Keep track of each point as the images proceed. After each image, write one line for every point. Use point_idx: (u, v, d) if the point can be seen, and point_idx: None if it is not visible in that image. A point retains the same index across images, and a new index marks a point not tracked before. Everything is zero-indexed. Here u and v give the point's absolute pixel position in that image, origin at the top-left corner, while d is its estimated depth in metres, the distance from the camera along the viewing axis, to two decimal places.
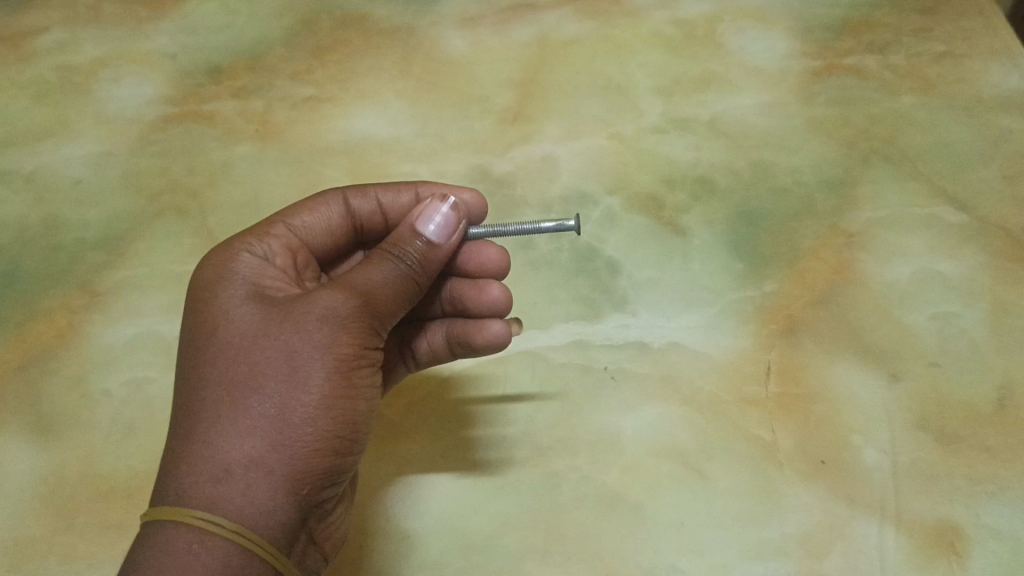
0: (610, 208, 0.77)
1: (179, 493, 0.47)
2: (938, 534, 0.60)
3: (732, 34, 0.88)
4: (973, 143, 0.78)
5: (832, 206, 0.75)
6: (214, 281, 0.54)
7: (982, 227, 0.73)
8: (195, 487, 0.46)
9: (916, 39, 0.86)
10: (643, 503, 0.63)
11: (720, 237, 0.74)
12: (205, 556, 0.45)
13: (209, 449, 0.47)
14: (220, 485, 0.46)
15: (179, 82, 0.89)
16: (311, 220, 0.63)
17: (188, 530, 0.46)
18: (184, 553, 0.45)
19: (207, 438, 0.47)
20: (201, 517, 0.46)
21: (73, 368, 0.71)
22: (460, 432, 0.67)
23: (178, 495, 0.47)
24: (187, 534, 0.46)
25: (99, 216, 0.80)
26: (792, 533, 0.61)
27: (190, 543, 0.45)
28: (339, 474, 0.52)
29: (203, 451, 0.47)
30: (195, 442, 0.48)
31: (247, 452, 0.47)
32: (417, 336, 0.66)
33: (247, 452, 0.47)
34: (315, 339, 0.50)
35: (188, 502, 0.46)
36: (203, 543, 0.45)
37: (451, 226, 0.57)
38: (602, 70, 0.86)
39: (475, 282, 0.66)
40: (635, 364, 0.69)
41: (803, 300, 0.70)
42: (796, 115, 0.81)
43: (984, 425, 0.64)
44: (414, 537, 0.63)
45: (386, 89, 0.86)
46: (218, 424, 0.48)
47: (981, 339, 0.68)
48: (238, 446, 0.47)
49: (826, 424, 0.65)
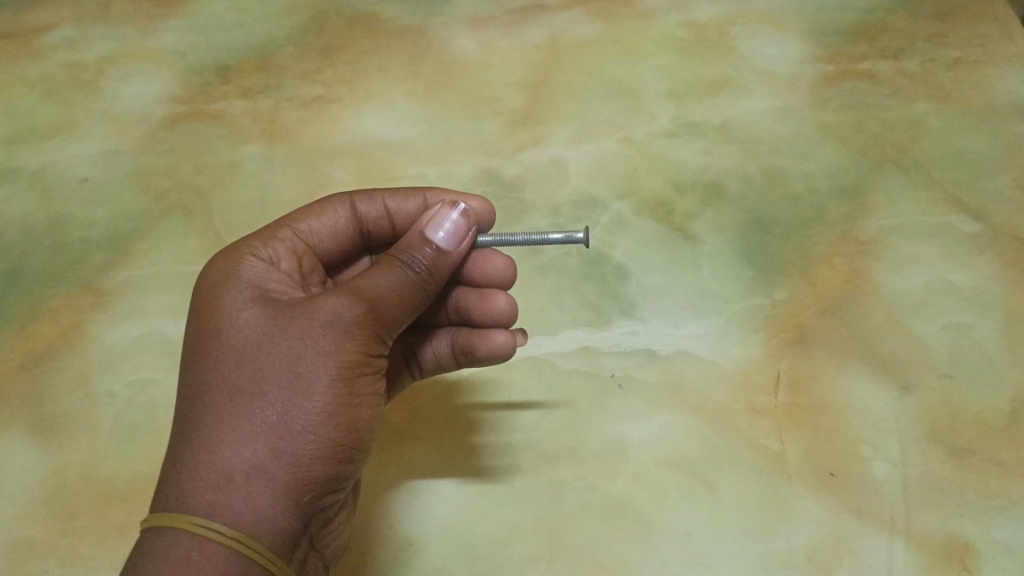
0: (619, 212, 0.76)
1: (179, 499, 0.46)
2: (949, 550, 0.59)
3: (744, 38, 0.87)
4: (987, 151, 0.77)
5: (843, 213, 0.74)
6: (219, 284, 0.54)
7: (995, 237, 0.72)
8: (195, 492, 0.46)
9: (930, 45, 0.84)
10: (649, 514, 0.62)
11: (731, 244, 0.74)
12: (204, 564, 0.45)
13: (211, 455, 0.47)
14: (221, 492, 0.46)
15: (187, 81, 0.88)
16: (318, 224, 0.62)
17: (188, 536, 0.45)
18: (183, 560, 0.45)
19: (208, 444, 0.47)
20: (201, 523, 0.45)
21: (77, 368, 0.71)
22: (465, 439, 0.67)
23: (178, 502, 0.46)
24: (186, 541, 0.45)
25: (105, 215, 0.80)
26: (800, 546, 0.60)
27: (189, 550, 0.45)
28: (342, 482, 0.51)
29: (205, 458, 0.47)
30: (196, 447, 0.47)
31: (248, 459, 0.47)
32: (423, 344, 0.66)
33: (249, 459, 0.47)
34: (319, 346, 0.49)
35: (188, 508, 0.46)
36: (202, 550, 0.45)
37: (461, 233, 0.57)
38: (613, 73, 0.85)
39: (481, 291, 0.65)
40: (643, 372, 0.68)
41: (813, 309, 0.69)
42: (808, 121, 0.80)
43: (995, 438, 0.63)
44: (417, 544, 0.62)
45: (395, 90, 0.86)
46: (220, 430, 0.47)
47: (993, 351, 0.67)
48: (240, 452, 0.47)
49: (835, 435, 0.64)
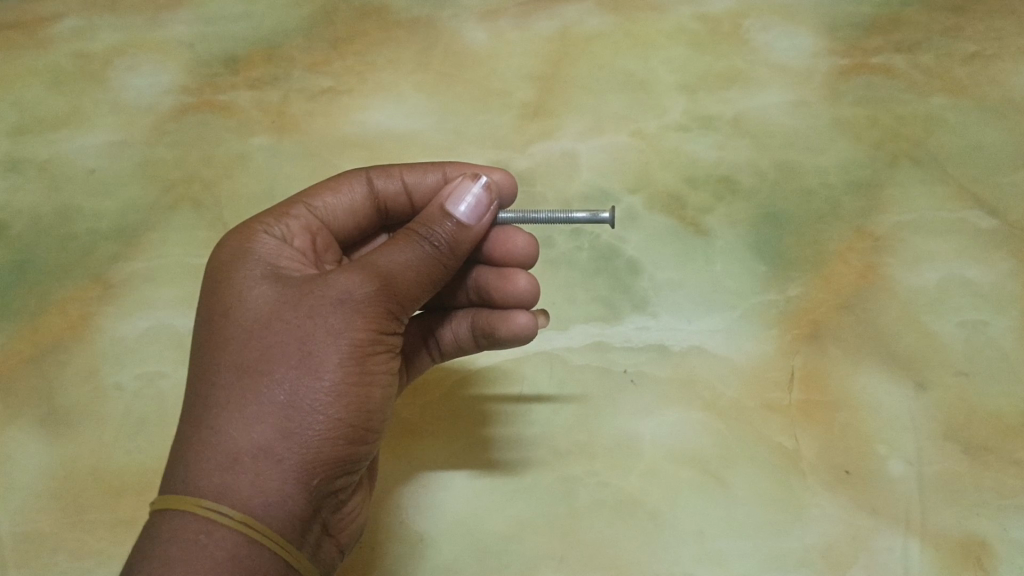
0: (631, 206, 0.76)
1: (187, 481, 0.46)
2: (964, 549, 0.58)
3: (757, 30, 0.85)
4: (1003, 146, 0.76)
5: (858, 208, 0.73)
6: (230, 261, 0.54)
7: (1012, 234, 0.71)
8: (203, 474, 0.46)
9: (947, 39, 0.83)
10: (661, 510, 0.62)
11: (744, 239, 0.73)
12: (212, 548, 0.44)
13: (218, 436, 0.46)
14: (229, 474, 0.45)
15: (196, 72, 0.87)
16: (333, 201, 0.62)
17: (196, 520, 0.45)
18: (191, 544, 0.44)
19: (216, 424, 0.47)
20: (209, 506, 0.45)
21: (86, 360, 0.70)
22: (477, 431, 0.66)
23: (186, 484, 0.46)
24: (194, 525, 0.45)
25: (113, 206, 0.79)
26: (815, 544, 0.59)
27: (197, 534, 0.44)
28: (355, 464, 0.50)
29: (213, 439, 0.46)
30: (203, 427, 0.47)
31: (255, 440, 0.46)
32: (442, 325, 0.64)
33: (256, 441, 0.46)
34: (330, 323, 0.49)
35: (196, 491, 0.45)
36: (210, 534, 0.44)
37: (482, 208, 0.55)
38: (624, 66, 0.84)
39: (502, 271, 0.64)
40: (655, 367, 0.67)
41: (828, 304, 0.68)
42: (823, 115, 0.79)
43: (1012, 437, 0.62)
44: (427, 539, 0.62)
45: (404, 82, 0.85)
46: (228, 410, 0.47)
47: (1010, 348, 0.66)
48: (247, 433, 0.46)
49: (849, 432, 0.63)
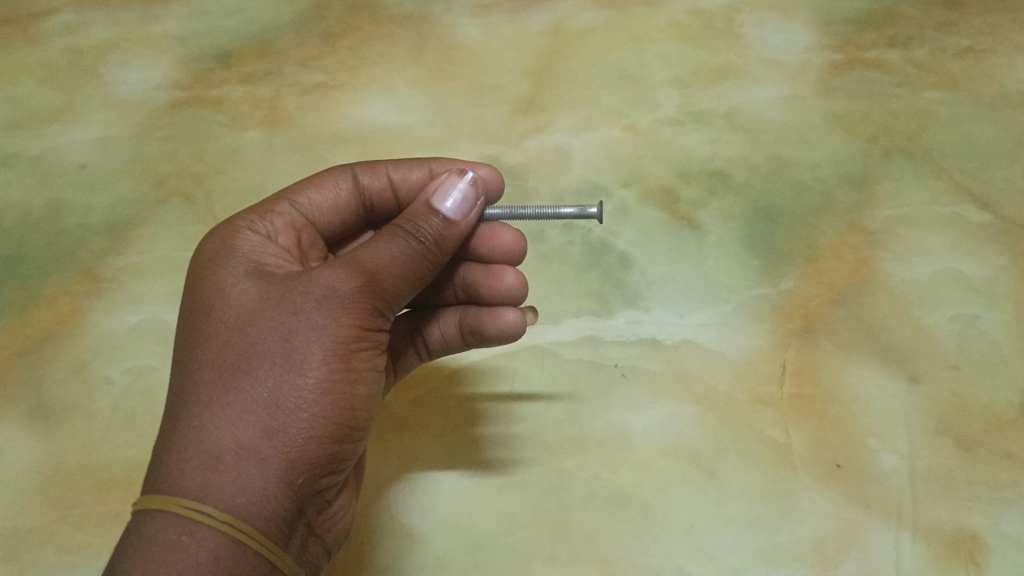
0: (624, 200, 0.75)
1: (169, 480, 0.46)
2: (957, 543, 0.58)
3: (752, 25, 0.85)
4: (996, 140, 0.76)
5: (851, 202, 0.73)
6: (213, 259, 0.54)
7: (1005, 228, 0.71)
8: (185, 474, 0.45)
9: (940, 33, 0.83)
10: (652, 505, 0.61)
11: (737, 233, 0.72)
12: (194, 547, 0.44)
13: (200, 435, 0.46)
14: (210, 473, 0.45)
15: (188, 67, 0.87)
16: (318, 197, 0.61)
17: (177, 520, 0.44)
18: (173, 544, 0.44)
19: (198, 423, 0.46)
20: (191, 505, 0.44)
21: (75, 355, 0.70)
22: (467, 427, 0.66)
23: (168, 483, 0.45)
24: (176, 525, 0.44)
25: (104, 201, 0.79)
26: (805, 537, 0.59)
27: (179, 534, 0.44)
28: (340, 462, 0.50)
29: (195, 437, 0.46)
30: (185, 426, 0.47)
31: (238, 438, 0.46)
32: (429, 323, 0.64)
33: (238, 439, 0.46)
34: (314, 319, 0.48)
35: (177, 490, 0.45)
36: (192, 534, 0.44)
37: (468, 203, 0.55)
38: (617, 60, 0.84)
39: (489, 267, 0.64)
40: (647, 362, 0.67)
41: (820, 299, 0.68)
42: (817, 110, 0.79)
43: (1004, 430, 0.62)
44: (418, 534, 0.62)
45: (397, 77, 0.85)
46: (210, 408, 0.47)
47: (1002, 342, 0.66)
48: (229, 432, 0.46)
49: (841, 426, 0.63)
